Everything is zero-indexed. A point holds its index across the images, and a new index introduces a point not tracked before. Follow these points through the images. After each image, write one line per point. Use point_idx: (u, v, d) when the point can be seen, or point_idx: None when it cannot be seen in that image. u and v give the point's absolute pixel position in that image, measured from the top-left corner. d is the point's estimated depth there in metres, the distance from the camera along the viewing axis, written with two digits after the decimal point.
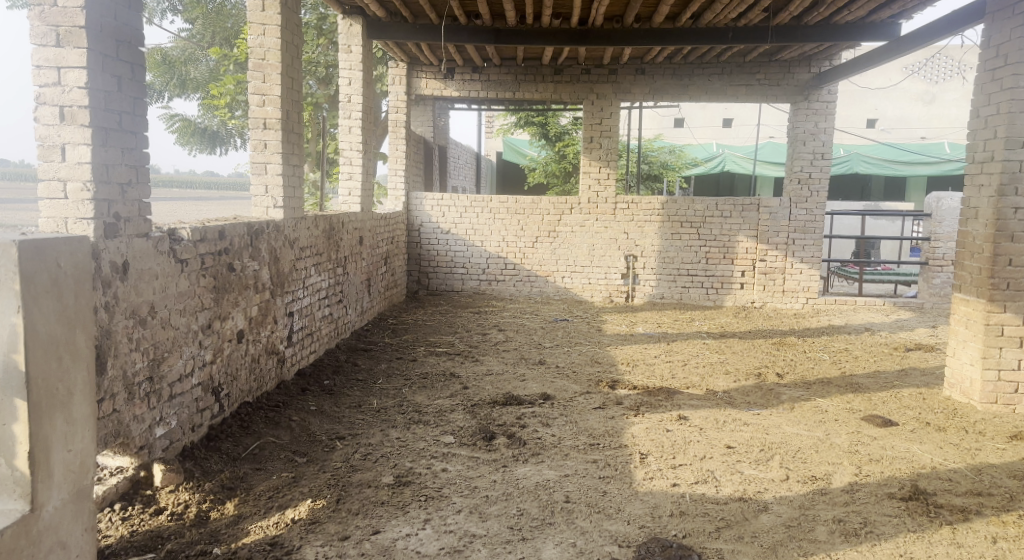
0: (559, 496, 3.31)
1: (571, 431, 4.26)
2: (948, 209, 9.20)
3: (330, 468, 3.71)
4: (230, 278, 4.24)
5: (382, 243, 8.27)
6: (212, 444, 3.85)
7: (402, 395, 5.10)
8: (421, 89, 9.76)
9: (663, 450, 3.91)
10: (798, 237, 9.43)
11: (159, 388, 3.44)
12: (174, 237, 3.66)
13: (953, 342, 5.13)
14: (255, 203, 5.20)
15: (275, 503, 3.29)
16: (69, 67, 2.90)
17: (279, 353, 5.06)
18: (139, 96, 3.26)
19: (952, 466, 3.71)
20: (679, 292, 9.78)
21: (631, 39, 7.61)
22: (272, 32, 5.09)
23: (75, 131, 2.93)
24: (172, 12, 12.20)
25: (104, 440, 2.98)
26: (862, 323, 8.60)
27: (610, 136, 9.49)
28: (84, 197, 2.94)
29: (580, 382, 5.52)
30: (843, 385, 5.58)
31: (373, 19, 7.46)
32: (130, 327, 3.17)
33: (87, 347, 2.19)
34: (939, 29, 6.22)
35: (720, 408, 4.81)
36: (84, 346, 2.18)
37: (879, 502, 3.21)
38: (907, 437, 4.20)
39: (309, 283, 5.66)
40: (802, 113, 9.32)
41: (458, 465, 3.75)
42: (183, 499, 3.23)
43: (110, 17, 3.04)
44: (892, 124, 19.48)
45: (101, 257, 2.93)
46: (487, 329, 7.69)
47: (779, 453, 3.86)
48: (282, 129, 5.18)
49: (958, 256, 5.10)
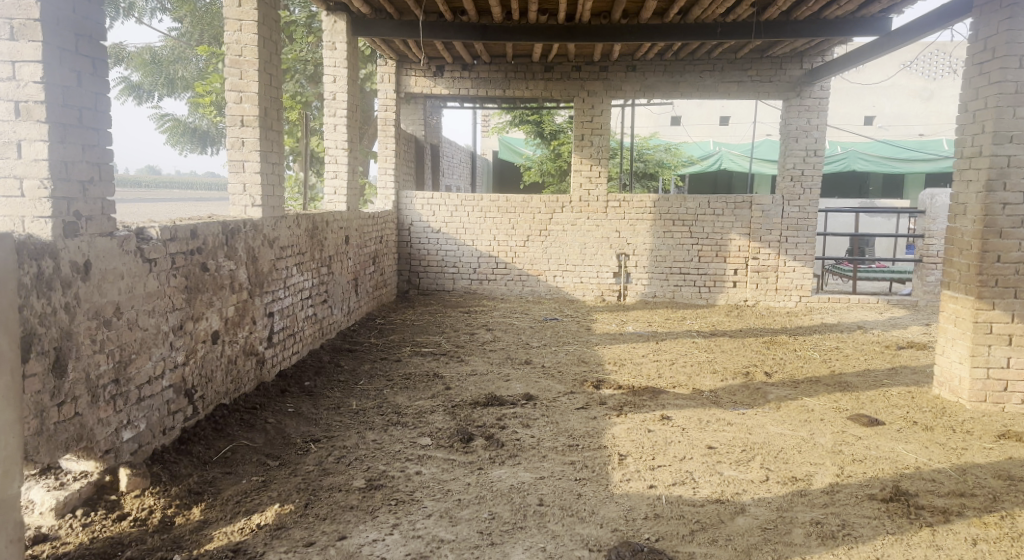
0: (533, 500, 3.24)
1: (551, 432, 4.18)
2: (942, 206, 9.16)
3: (302, 472, 3.65)
4: (204, 278, 4.17)
5: (371, 242, 8.20)
6: (182, 447, 3.77)
7: (383, 396, 5.02)
8: (410, 87, 9.70)
9: (643, 450, 3.84)
10: (791, 235, 9.35)
11: (125, 391, 3.36)
12: (142, 236, 3.59)
13: (942, 340, 5.05)
14: (233, 202, 5.13)
15: (242, 508, 3.22)
16: (24, 62, 2.81)
17: (258, 354, 4.98)
18: (101, 92, 3.17)
19: (936, 466, 3.63)
20: (672, 291, 9.70)
21: (618, 36, 7.54)
22: (248, 28, 5.03)
23: (30, 127, 2.85)
24: (161, 11, 12.14)
25: (66, 444, 2.91)
26: (856, 321, 8.52)
27: (601, 134, 9.41)
28: (41, 195, 2.85)
29: (564, 381, 5.45)
30: (832, 384, 5.50)
31: (358, 16, 7.40)
32: (92, 328, 3.10)
33: (12, 351, 2.19)
34: (930, 23, 6.13)
35: (705, 408, 4.74)
36: (10, 354, 2.18)
37: (860, 504, 3.13)
38: (892, 437, 4.13)
39: (290, 282, 5.59)
40: (794, 110, 9.22)
41: (432, 468, 3.67)
42: (148, 504, 3.16)
43: (68, 9, 2.95)
44: (890, 121, 19.37)
45: (60, 257, 2.86)
46: (475, 328, 7.61)
47: (761, 453, 3.79)
48: (260, 127, 5.12)
49: (946, 252, 5.02)
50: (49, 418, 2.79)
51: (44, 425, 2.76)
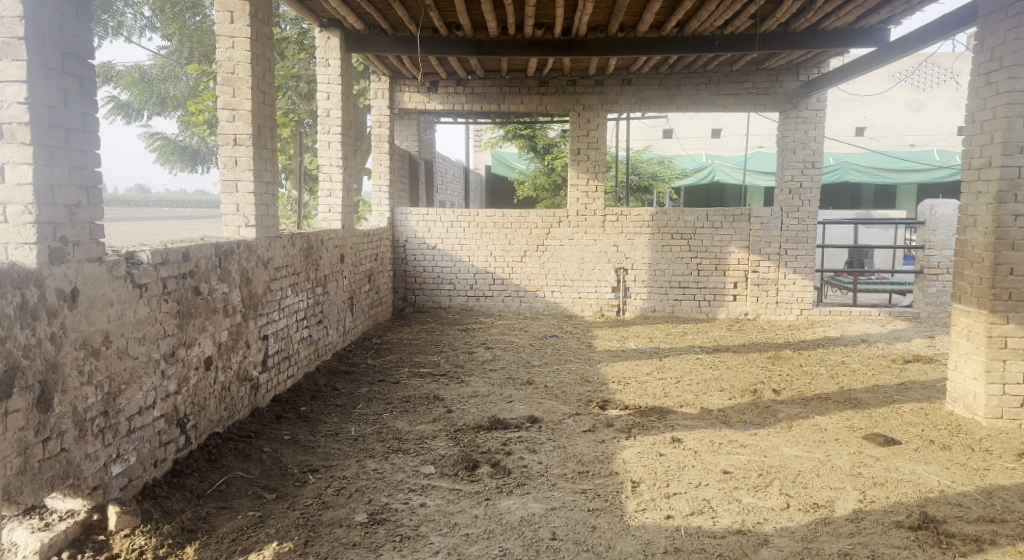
0: (545, 533, 3.09)
1: (559, 458, 4.03)
2: (942, 217, 9.10)
3: (300, 505, 3.47)
4: (196, 302, 4.01)
5: (366, 260, 8.06)
6: (174, 480, 3.59)
7: (382, 421, 4.86)
8: (404, 102, 9.59)
9: (656, 477, 3.69)
10: (791, 247, 9.26)
11: (115, 423, 3.19)
12: (133, 260, 3.44)
13: (955, 355, 4.95)
14: (225, 222, 4.99)
15: (238, 546, 3.05)
16: (7, 82, 2.68)
17: (252, 379, 4.81)
18: (89, 112, 3.02)
19: (961, 490, 3.52)
20: (671, 305, 9.58)
21: (615, 49, 7.46)
22: (241, 45, 4.91)
23: (14, 150, 2.70)
24: (151, 29, 12.07)
25: (51, 482, 2.75)
26: (858, 334, 8.43)
27: (597, 148, 9.33)
28: (25, 220, 2.69)
29: (569, 402, 5.29)
30: (842, 401, 5.36)
31: (352, 32, 7.32)
32: (80, 358, 2.93)
33: None
34: (929, 34, 6.10)
35: (716, 429, 4.61)
36: None
37: (888, 533, 3.03)
38: (910, 457, 4.01)
39: (285, 304, 5.43)
40: (791, 122, 9.18)
41: (437, 499, 3.51)
42: (139, 544, 2.95)
43: (54, 27, 2.81)
44: (881, 132, 19.46)
45: (45, 285, 2.70)
46: (474, 347, 7.46)
47: (778, 478, 3.66)
48: (253, 145, 4.99)
49: (957, 265, 4.93)
50: (33, 456, 2.64)
51: (28, 463, 2.62)
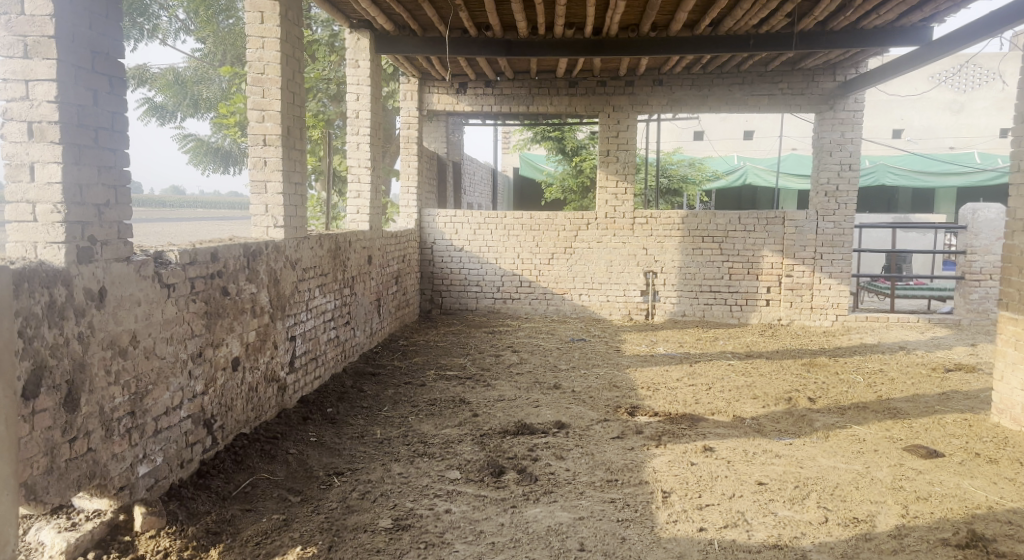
0: (572, 544, 3.00)
1: (587, 465, 3.94)
2: (985, 221, 8.77)
3: (325, 509, 3.43)
4: (224, 302, 4.01)
5: (394, 261, 8.06)
6: (201, 481, 3.58)
7: (408, 424, 4.81)
8: (433, 104, 9.55)
9: (687, 487, 3.58)
10: (826, 251, 9.02)
11: (141, 423, 3.19)
12: (161, 261, 3.44)
13: (1000, 365, 4.74)
14: (254, 223, 4.98)
15: (261, 550, 3.01)
16: (37, 80, 2.68)
17: (279, 380, 4.80)
18: (119, 111, 3.03)
19: (1010, 506, 3.36)
20: (702, 310, 9.40)
21: (647, 48, 7.33)
22: (271, 46, 4.92)
23: (44, 149, 2.71)
24: (185, 32, 12.29)
25: (77, 482, 2.75)
26: (897, 341, 8.17)
27: (627, 149, 9.19)
28: (54, 219, 2.70)
29: (597, 408, 5.19)
30: (881, 411, 5.16)
31: (381, 33, 7.31)
32: (107, 358, 2.93)
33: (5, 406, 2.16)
34: (974, 31, 5.85)
35: (748, 437, 4.47)
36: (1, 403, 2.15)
37: (934, 550, 2.89)
38: (955, 471, 3.83)
39: (312, 304, 5.42)
40: (827, 123, 8.95)
41: (463, 506, 3.44)
42: (163, 546, 2.93)
43: (84, 26, 2.82)
44: (919, 134, 18.95)
45: (73, 284, 2.71)
46: (501, 350, 7.39)
47: (816, 490, 3.52)
48: (282, 146, 4.98)
49: (1004, 271, 4.72)
50: (60, 455, 2.64)
51: (55, 463, 2.61)
